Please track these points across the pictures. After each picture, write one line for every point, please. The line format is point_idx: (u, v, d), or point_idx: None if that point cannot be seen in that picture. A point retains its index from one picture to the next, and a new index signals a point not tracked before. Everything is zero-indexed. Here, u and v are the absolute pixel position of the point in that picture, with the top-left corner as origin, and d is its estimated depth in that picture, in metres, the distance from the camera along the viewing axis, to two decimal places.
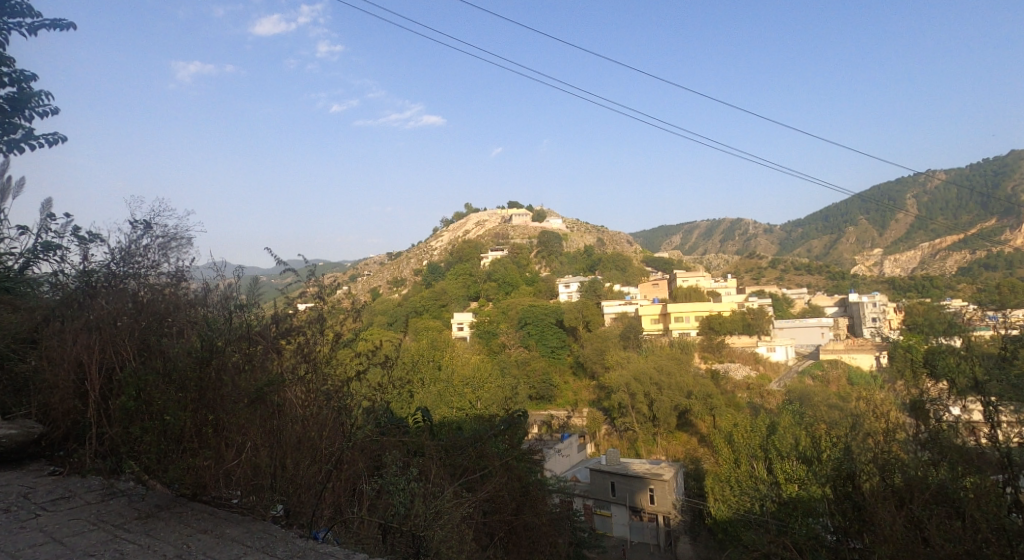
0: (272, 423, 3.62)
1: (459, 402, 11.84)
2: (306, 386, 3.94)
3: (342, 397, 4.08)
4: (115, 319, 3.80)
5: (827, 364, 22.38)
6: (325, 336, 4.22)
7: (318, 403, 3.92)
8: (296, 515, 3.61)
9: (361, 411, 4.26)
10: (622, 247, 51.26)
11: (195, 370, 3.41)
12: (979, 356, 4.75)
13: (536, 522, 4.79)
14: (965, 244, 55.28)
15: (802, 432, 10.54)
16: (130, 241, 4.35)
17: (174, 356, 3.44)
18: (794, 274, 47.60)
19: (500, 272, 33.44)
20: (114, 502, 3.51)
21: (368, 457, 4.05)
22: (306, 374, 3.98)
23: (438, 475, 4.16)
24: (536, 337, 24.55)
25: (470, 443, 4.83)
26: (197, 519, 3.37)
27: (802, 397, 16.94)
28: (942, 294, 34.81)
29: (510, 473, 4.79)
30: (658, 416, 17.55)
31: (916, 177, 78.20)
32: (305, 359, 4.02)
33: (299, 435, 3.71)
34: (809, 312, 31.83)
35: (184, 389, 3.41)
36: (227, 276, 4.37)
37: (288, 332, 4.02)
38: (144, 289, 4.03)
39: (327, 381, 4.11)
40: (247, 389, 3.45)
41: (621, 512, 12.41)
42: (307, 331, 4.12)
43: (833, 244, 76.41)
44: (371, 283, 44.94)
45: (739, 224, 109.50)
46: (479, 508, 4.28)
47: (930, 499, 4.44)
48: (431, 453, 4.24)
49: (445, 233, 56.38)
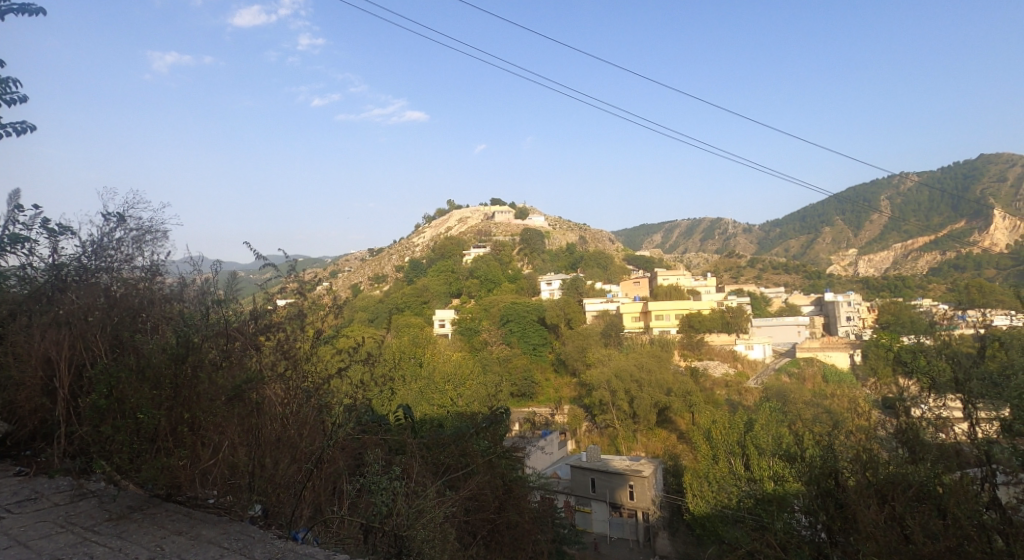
0: (250, 421, 3.60)
1: (441, 399, 11.78)
2: (286, 383, 3.90)
3: (323, 394, 4.07)
4: (87, 313, 3.71)
5: (803, 362, 22.70)
6: (305, 333, 4.25)
7: (298, 400, 3.89)
8: (274, 515, 3.54)
9: (341, 408, 4.25)
10: (603, 245, 51.47)
11: (171, 366, 3.32)
12: (948, 354, 4.80)
13: (520, 520, 4.76)
14: (937, 245, 56.43)
15: (780, 429, 10.67)
16: (103, 234, 4.24)
17: (147, 352, 3.36)
18: (772, 273, 48.16)
19: (483, 269, 33.39)
20: (84, 504, 3.43)
21: (349, 455, 4.05)
22: (286, 371, 3.96)
23: (420, 473, 4.12)
24: (518, 334, 24.58)
25: (454, 439, 4.81)
26: (172, 520, 3.31)
27: (779, 394, 17.19)
28: (913, 294, 35.56)
29: (493, 470, 4.79)
30: (638, 414, 17.64)
31: (891, 179, 79.47)
32: (285, 356, 4.00)
33: (278, 433, 3.69)
34: (787, 310, 32.30)
35: (158, 387, 3.30)
36: (204, 271, 4.40)
37: (265, 330, 4.03)
38: (118, 283, 3.96)
39: (307, 378, 4.08)
40: (224, 388, 3.41)
41: (601, 508, 12.49)
42: (287, 328, 4.15)
43: (810, 243, 77.47)
44: (351, 279, 44.62)
45: (718, 223, 110.63)
46: (461, 506, 4.26)
47: (911, 498, 4.54)
48: (413, 451, 4.20)
49: (427, 229, 56.14)
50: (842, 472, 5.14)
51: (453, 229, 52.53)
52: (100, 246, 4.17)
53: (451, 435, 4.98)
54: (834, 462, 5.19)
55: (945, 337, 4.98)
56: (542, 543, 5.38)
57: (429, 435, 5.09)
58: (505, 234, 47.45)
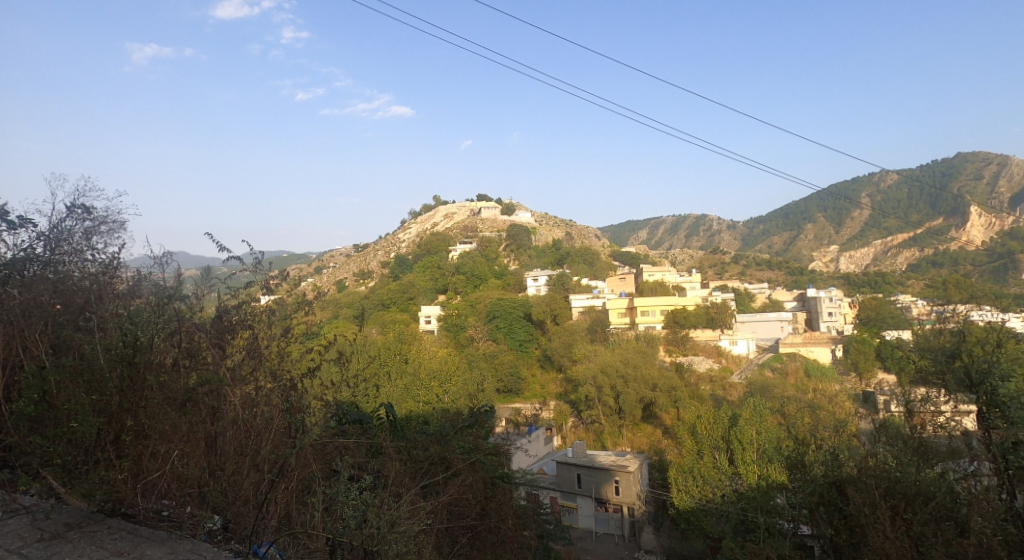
0: (205, 429, 3.44)
1: (427, 396, 11.73)
2: (249, 388, 3.85)
3: (291, 398, 4.03)
4: (30, 310, 3.24)
5: (786, 357, 22.88)
6: (276, 331, 4.42)
7: (262, 406, 3.79)
8: (234, 529, 3.43)
9: (317, 413, 4.21)
10: (589, 241, 51.69)
11: (115, 368, 3.18)
12: (940, 350, 4.82)
13: (502, 524, 4.67)
14: (915, 241, 57.41)
15: (764, 425, 10.70)
16: (55, 223, 3.85)
17: (88, 352, 3.15)
18: (755, 270, 48.64)
19: (469, 265, 33.32)
20: (13, 522, 3.10)
21: (323, 461, 3.85)
22: (253, 373, 3.99)
23: (398, 477, 4.01)
24: (504, 330, 24.58)
25: (434, 443, 4.79)
26: (113, 539, 3.07)
27: (762, 388, 17.30)
28: (892, 289, 36.11)
29: (474, 472, 4.69)
30: (624, 409, 17.69)
31: (871, 176, 80.47)
32: (253, 357, 4.04)
33: (238, 444, 3.50)
34: (770, 306, 32.59)
35: (98, 392, 3.13)
36: (164, 269, 4.08)
37: (228, 332, 4.06)
38: (74, 272, 3.62)
39: (277, 377, 4.15)
40: (175, 392, 3.38)
41: (587, 503, 12.55)
42: (257, 329, 4.29)
43: (793, 240, 78.33)
44: (336, 275, 44.40)
45: (703, 220, 111.35)
46: (441, 513, 4.14)
47: (931, 515, 4.35)
48: (389, 454, 4.15)
49: (413, 225, 55.95)
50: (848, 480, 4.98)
51: (439, 225, 52.42)
52: (51, 237, 3.78)
53: (431, 437, 4.97)
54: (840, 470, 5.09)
55: (936, 336, 4.96)
56: (528, 540, 5.36)
57: (410, 436, 5.06)
58: (491, 230, 47.48)
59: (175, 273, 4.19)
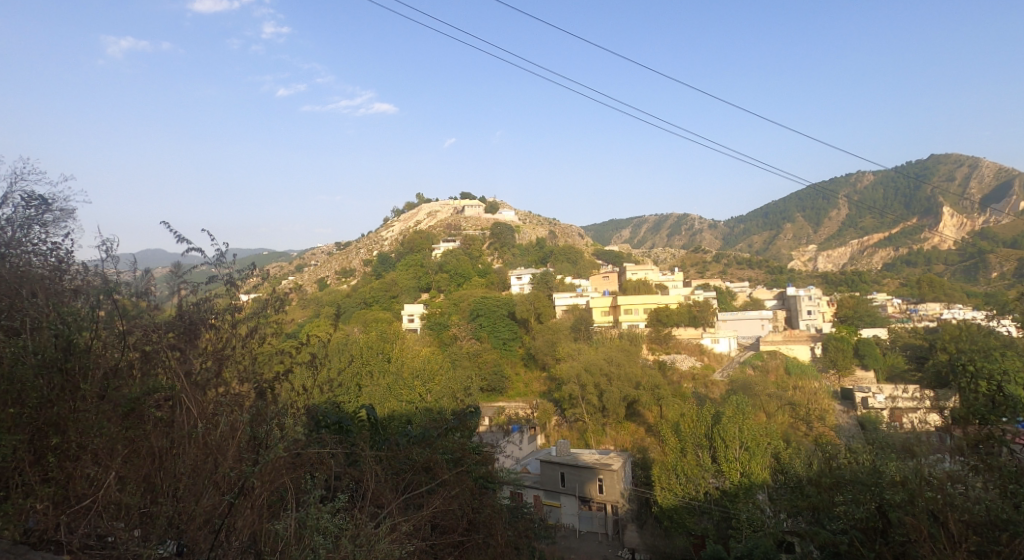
0: (146, 447, 3.12)
1: (410, 397, 11.57)
2: (203, 392, 3.40)
3: (261, 406, 3.58)
4: None
5: (767, 355, 22.44)
6: (236, 329, 4.05)
7: (219, 414, 3.34)
8: (190, 553, 2.97)
9: (290, 419, 3.85)
10: (572, 240, 51.67)
11: (45, 377, 3.06)
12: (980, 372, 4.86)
13: (492, 543, 4.43)
14: (890, 241, 58.43)
15: (747, 424, 10.65)
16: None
17: (12, 354, 3.03)
18: (736, 268, 49.10)
19: (452, 263, 33.08)
20: None
21: (295, 477, 3.51)
22: (215, 376, 3.63)
23: (378, 492, 3.90)
24: (488, 329, 24.41)
25: (419, 452, 4.59)
26: None
27: (743, 384, 17.21)
28: (869, 289, 36.56)
29: (461, 482, 4.53)
30: (608, 408, 17.65)
31: (849, 177, 81.58)
32: (217, 359, 3.71)
33: (195, 461, 3.04)
34: (750, 304, 32.83)
35: (19, 405, 3.03)
36: (119, 266, 3.95)
37: (194, 331, 3.74)
38: (21, 264, 3.48)
39: (244, 381, 3.81)
40: (117, 399, 3.22)
41: (570, 502, 12.47)
42: (220, 328, 3.97)
43: (772, 240, 78.95)
44: (318, 273, 43.89)
45: (685, 220, 112.08)
46: (425, 527, 4.02)
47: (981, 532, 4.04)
48: (369, 464, 3.98)
49: (396, 223, 55.60)
50: (895, 505, 4.54)
51: (423, 223, 52.09)
52: None
53: (414, 444, 4.86)
54: (883, 492, 4.72)
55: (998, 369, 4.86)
56: (514, 542, 5.23)
57: (390, 443, 4.93)
58: (475, 228, 47.24)
59: (132, 266, 4.08)
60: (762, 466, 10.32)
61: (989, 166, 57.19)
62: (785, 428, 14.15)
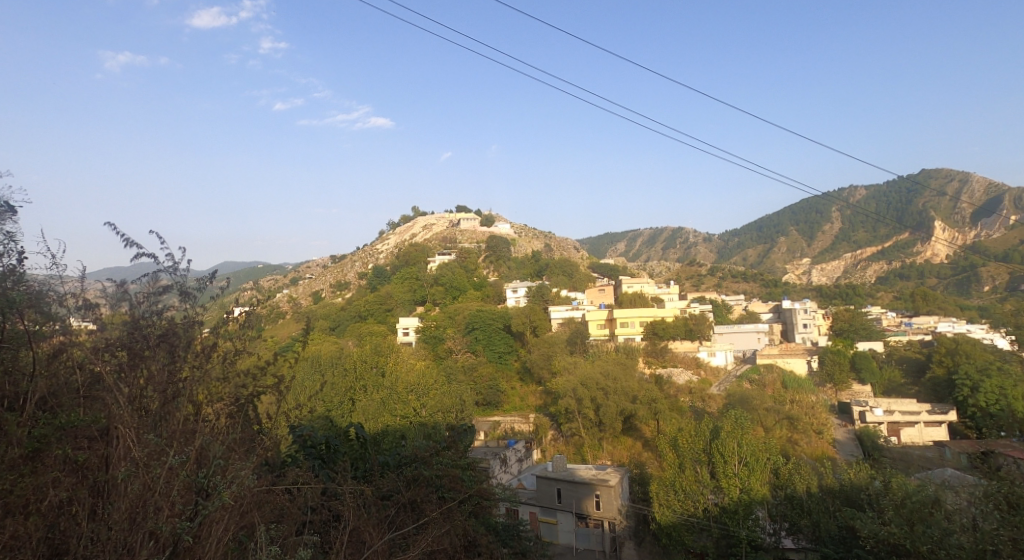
0: (57, 494, 2.84)
1: (404, 409, 11.29)
2: (145, 415, 3.13)
3: (216, 429, 3.44)
4: None
5: (764, 368, 22.24)
6: (196, 346, 3.46)
7: (160, 449, 2.97)
8: None
9: (253, 449, 3.64)
10: (568, 254, 51.66)
11: None
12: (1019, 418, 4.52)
13: None
14: (884, 255, 58.99)
15: (747, 438, 10.41)
16: None
17: None
18: (731, 281, 49.21)
19: (447, 275, 32.84)
20: None
21: (251, 523, 3.28)
22: (159, 395, 3.17)
23: (363, 527, 3.74)
24: (483, 341, 24.20)
25: (406, 483, 4.49)
26: None
27: (743, 397, 16.98)
28: (863, 302, 36.78)
29: (452, 518, 4.31)
30: (604, 421, 17.50)
31: (841, 192, 82.43)
32: (169, 382, 3.21)
33: (128, 512, 2.81)
34: (747, 317, 32.78)
35: None
36: (70, 281, 3.34)
37: (165, 342, 3.26)
38: None
39: (213, 396, 3.52)
40: (18, 439, 2.89)
41: (567, 519, 12.26)
42: (192, 350, 3.41)
43: (766, 253, 79.12)
44: (312, 287, 43.61)
45: (679, 233, 112.45)
46: None
47: None
48: (348, 501, 3.78)
49: (392, 235, 55.53)
50: None
51: (418, 236, 51.98)
52: None
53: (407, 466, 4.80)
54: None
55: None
56: None
57: (380, 468, 4.84)
58: (470, 241, 47.23)
59: (82, 279, 3.41)
60: (761, 482, 10.08)
61: (978, 182, 58.48)
62: (783, 443, 14.03)
